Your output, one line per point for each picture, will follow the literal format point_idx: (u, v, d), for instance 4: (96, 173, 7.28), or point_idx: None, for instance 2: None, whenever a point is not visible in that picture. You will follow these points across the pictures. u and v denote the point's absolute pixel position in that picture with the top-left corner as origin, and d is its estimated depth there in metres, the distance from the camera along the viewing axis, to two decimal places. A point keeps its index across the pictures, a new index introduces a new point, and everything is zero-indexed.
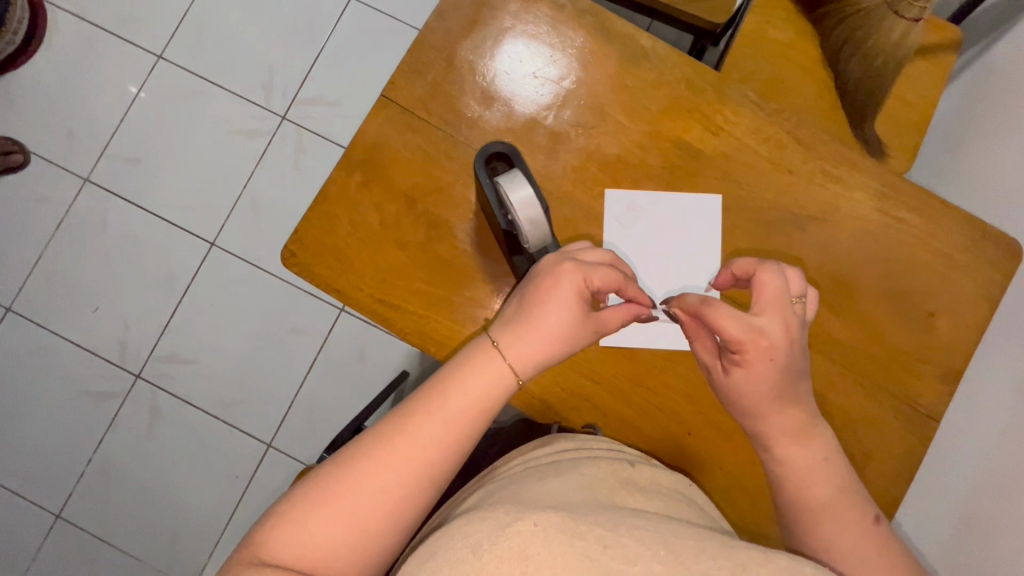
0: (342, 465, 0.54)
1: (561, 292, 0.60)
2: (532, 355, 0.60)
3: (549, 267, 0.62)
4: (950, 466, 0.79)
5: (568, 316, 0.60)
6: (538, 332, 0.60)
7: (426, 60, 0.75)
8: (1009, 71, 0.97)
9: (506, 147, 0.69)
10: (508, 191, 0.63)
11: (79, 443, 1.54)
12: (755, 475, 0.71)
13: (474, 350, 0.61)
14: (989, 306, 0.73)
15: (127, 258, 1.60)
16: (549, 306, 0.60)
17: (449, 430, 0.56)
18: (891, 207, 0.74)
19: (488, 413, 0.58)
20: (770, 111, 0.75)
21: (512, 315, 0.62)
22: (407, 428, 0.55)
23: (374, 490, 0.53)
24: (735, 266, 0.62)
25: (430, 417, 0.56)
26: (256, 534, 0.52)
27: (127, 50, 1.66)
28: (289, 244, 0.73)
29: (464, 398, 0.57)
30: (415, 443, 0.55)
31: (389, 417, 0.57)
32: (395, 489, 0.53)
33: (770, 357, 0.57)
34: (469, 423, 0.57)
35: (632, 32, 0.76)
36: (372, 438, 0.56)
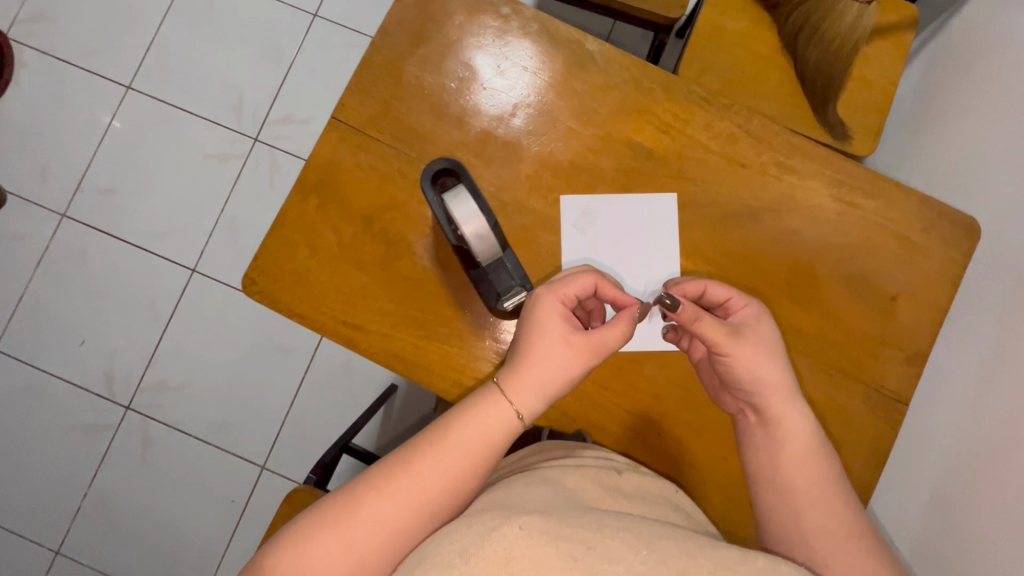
0: (346, 498, 0.54)
1: (548, 322, 0.61)
2: (540, 395, 0.59)
3: (531, 308, 0.63)
4: (925, 448, 0.78)
5: (562, 347, 0.60)
6: (539, 373, 0.60)
7: (374, 79, 0.76)
8: (967, 47, 0.96)
9: (450, 163, 0.73)
10: (454, 210, 0.69)
11: (74, 478, 1.54)
12: (729, 471, 0.71)
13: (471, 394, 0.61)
14: (951, 285, 0.73)
15: (110, 289, 1.60)
16: (541, 342, 0.61)
17: (452, 465, 0.56)
18: (848, 194, 0.74)
19: (494, 451, 0.58)
20: (719, 106, 0.75)
21: (510, 366, 0.61)
22: (412, 464, 0.56)
23: (374, 527, 0.53)
24: (680, 310, 0.61)
25: (434, 452, 0.56)
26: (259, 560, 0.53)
27: (96, 82, 1.67)
28: (250, 272, 0.73)
29: (468, 434, 0.57)
30: (418, 479, 0.55)
31: (395, 452, 0.58)
32: (398, 527, 0.53)
33: (763, 338, 0.63)
34: (473, 458, 0.57)
35: (577, 36, 0.76)
36: (377, 472, 0.56)
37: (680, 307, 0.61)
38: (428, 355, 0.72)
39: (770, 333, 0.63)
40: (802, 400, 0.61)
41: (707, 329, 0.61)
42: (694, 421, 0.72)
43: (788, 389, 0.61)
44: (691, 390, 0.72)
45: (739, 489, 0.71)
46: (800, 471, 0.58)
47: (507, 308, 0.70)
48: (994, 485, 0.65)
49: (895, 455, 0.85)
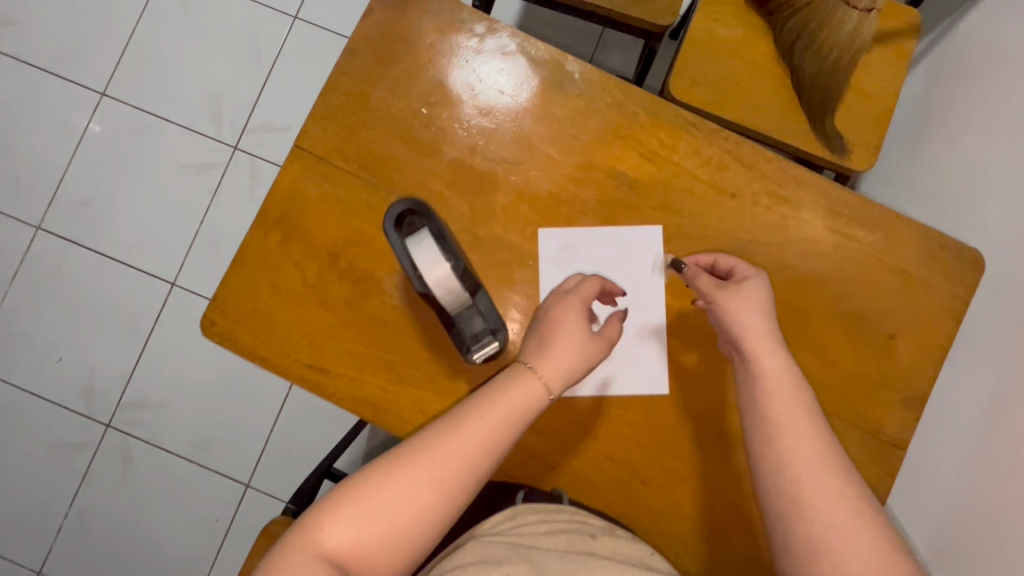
0: (391, 464, 0.57)
1: (562, 313, 0.64)
2: (564, 372, 0.62)
3: (554, 293, 0.67)
4: (927, 488, 0.75)
5: (583, 329, 0.64)
6: (563, 349, 0.63)
7: (339, 103, 0.71)
8: (971, 56, 0.91)
9: (412, 202, 0.64)
10: (417, 256, 0.61)
11: (54, 498, 1.51)
12: (717, 520, 0.67)
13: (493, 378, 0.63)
14: (954, 322, 0.68)
15: (88, 304, 1.56)
16: (564, 323, 0.64)
17: (483, 442, 0.58)
18: (844, 225, 0.70)
19: (521, 424, 0.60)
20: (708, 130, 0.70)
21: (533, 346, 0.64)
22: (454, 435, 0.58)
23: (417, 495, 0.56)
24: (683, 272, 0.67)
25: (466, 425, 0.59)
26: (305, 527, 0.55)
27: (69, 89, 1.61)
28: (209, 312, 0.69)
29: (503, 407, 0.60)
30: (460, 450, 0.58)
31: (438, 422, 0.60)
32: (439, 495, 0.56)
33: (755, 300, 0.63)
34: (508, 431, 0.60)
35: (556, 56, 0.71)
36: (421, 441, 0.58)
37: (688, 268, 0.67)
38: (398, 401, 0.68)
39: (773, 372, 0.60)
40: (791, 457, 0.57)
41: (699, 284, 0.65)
42: (680, 468, 0.68)
43: (777, 446, 0.57)
44: (676, 436, 0.68)
45: (727, 540, 0.67)
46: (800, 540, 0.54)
47: (476, 360, 0.64)
48: (994, 540, 0.62)
49: (895, 493, 0.81)
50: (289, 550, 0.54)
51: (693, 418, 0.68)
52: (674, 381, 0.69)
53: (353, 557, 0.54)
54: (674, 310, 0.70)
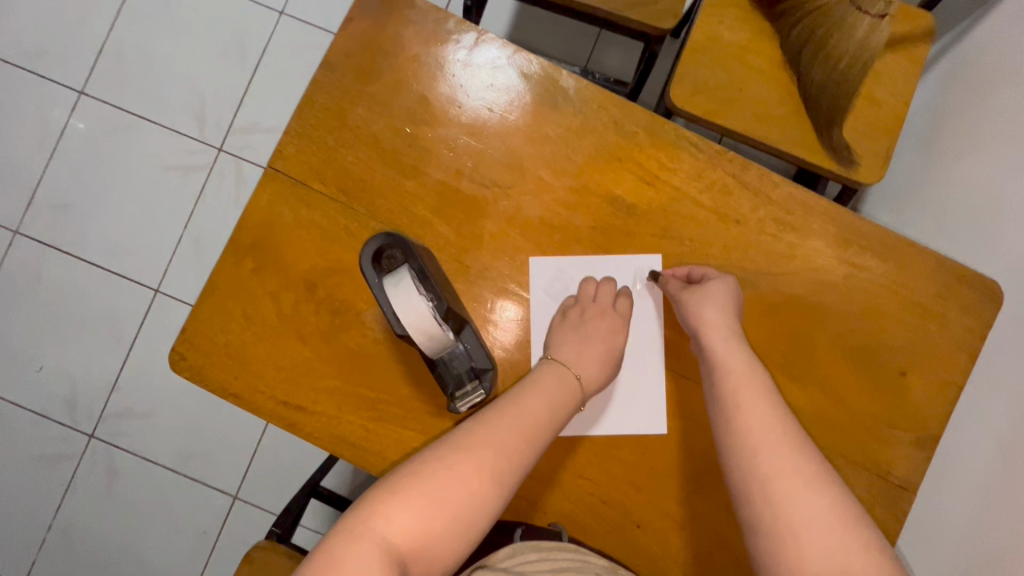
0: (453, 452, 0.54)
1: (591, 314, 0.65)
2: (606, 374, 0.64)
3: (590, 291, 0.65)
4: (935, 531, 0.69)
5: (622, 332, 0.65)
6: (604, 350, 0.64)
7: (316, 121, 0.66)
8: (987, 64, 0.85)
9: (382, 237, 0.59)
10: (394, 300, 0.57)
11: (37, 510, 1.47)
12: (716, 565, 0.64)
13: (526, 374, 0.62)
14: (968, 358, 0.65)
15: (69, 310, 1.51)
16: (604, 324, 0.64)
17: (528, 430, 0.57)
18: (853, 254, 0.66)
19: (561, 412, 0.59)
20: (712, 152, 0.66)
21: (570, 346, 0.63)
22: (515, 426, 0.57)
23: (479, 485, 0.53)
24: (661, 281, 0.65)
25: (509, 414, 0.57)
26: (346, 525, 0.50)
27: (45, 87, 1.54)
28: (177, 346, 0.64)
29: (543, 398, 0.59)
30: (507, 439, 0.56)
31: (477, 415, 0.58)
32: (502, 486, 0.54)
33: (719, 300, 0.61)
34: (551, 420, 0.59)
35: (549, 70, 0.66)
36: (481, 430, 0.56)
37: (663, 278, 0.65)
38: (379, 440, 0.64)
39: (771, 418, 0.56)
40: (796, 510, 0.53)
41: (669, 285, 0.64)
42: (678, 511, 0.65)
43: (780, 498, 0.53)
44: (674, 478, 0.65)
45: None
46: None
47: (461, 409, 0.61)
48: None
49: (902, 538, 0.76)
50: (344, 543, 0.49)
51: (692, 460, 0.65)
52: (672, 420, 0.65)
53: (414, 551, 0.50)
54: (673, 344, 0.67)
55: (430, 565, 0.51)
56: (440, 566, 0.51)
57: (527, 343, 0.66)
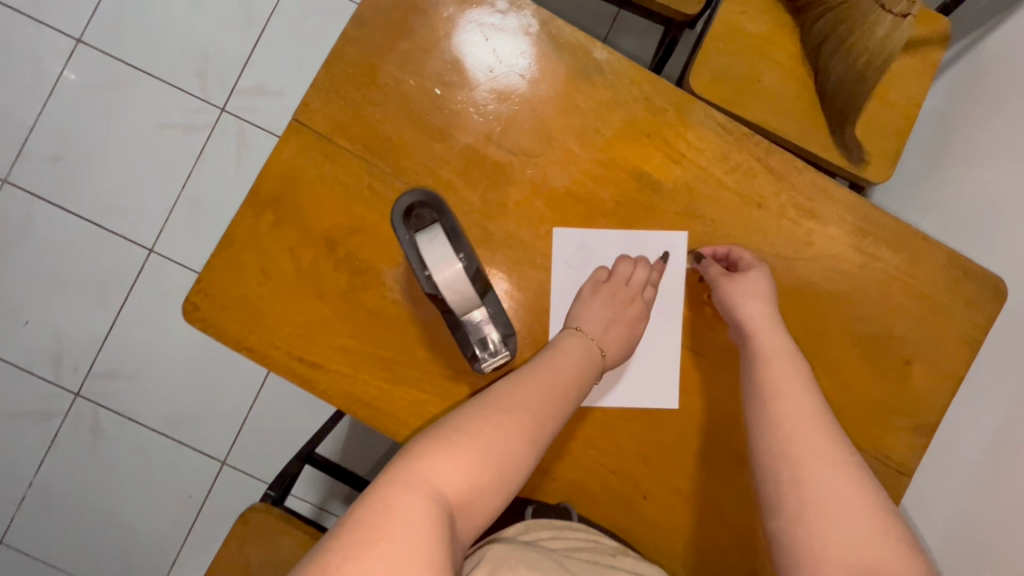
0: (498, 413, 0.55)
1: (622, 295, 0.65)
2: (627, 352, 0.65)
3: (624, 270, 0.66)
4: (931, 515, 0.72)
5: (646, 313, 0.66)
6: (626, 332, 0.65)
7: (344, 76, 0.65)
8: (1001, 69, 0.87)
9: (417, 196, 0.63)
10: (427, 253, 0.60)
11: (18, 467, 1.44)
12: (717, 539, 0.66)
13: (552, 341, 0.64)
14: (970, 351, 0.67)
15: (59, 265, 1.47)
16: (634, 306, 0.65)
17: (562, 393, 0.59)
18: (868, 243, 0.67)
19: (588, 376, 0.61)
20: (739, 134, 0.66)
21: (598, 321, 0.64)
22: (551, 389, 0.58)
23: (519, 441, 0.55)
24: (708, 267, 0.65)
25: (545, 377, 0.59)
26: (393, 477, 0.50)
27: (42, 33, 1.48)
28: (191, 296, 0.63)
29: (572, 362, 0.61)
30: (544, 399, 0.57)
31: (509, 377, 0.59)
32: (539, 449, 0.56)
33: (762, 291, 0.63)
34: (581, 383, 0.61)
35: (583, 41, 0.66)
36: (517, 392, 0.57)
37: (705, 261, 0.66)
38: (394, 401, 0.64)
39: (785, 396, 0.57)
40: None
41: (711, 268, 0.65)
42: (684, 484, 0.66)
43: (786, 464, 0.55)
44: (682, 452, 0.66)
45: (725, 561, 0.66)
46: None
47: (485, 369, 0.62)
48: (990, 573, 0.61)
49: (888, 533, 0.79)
50: (395, 490, 0.49)
51: (700, 436, 0.66)
52: (682, 395, 0.67)
53: (458, 504, 0.51)
54: (689, 322, 0.68)
55: (473, 517, 0.51)
56: (481, 519, 0.52)
57: (545, 312, 0.66)
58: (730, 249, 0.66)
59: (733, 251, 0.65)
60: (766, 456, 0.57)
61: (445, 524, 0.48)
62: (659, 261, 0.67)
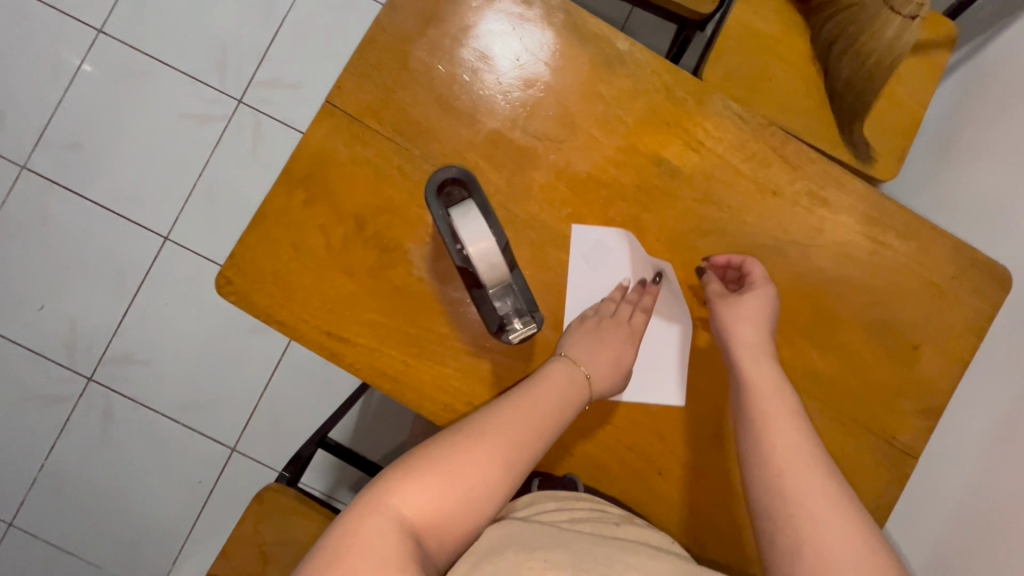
0: (471, 441, 0.56)
1: (608, 324, 0.66)
2: (617, 380, 0.66)
3: (609, 306, 0.68)
4: (938, 498, 0.75)
5: (634, 342, 0.67)
6: (614, 357, 0.65)
7: (377, 61, 0.67)
8: (1008, 71, 0.89)
9: (460, 171, 0.66)
10: (461, 227, 0.62)
11: (29, 451, 1.44)
12: (729, 516, 0.68)
13: (536, 369, 0.64)
14: (975, 337, 0.69)
15: (74, 250, 1.47)
16: (620, 333, 0.66)
17: (539, 422, 0.59)
18: (879, 232, 0.69)
19: (570, 404, 0.62)
20: (755, 125, 0.69)
21: (585, 347, 0.65)
22: (527, 417, 0.59)
23: (491, 469, 0.55)
24: (709, 282, 0.67)
25: (522, 405, 0.59)
26: (360, 503, 0.51)
27: (63, 22, 1.50)
28: (225, 270, 0.65)
29: (554, 390, 0.61)
30: (519, 428, 0.58)
31: (488, 405, 0.60)
32: (513, 473, 0.56)
33: (755, 317, 0.64)
34: (562, 411, 0.61)
35: (607, 32, 0.69)
36: (494, 420, 0.58)
37: (708, 275, 0.68)
38: (418, 376, 0.66)
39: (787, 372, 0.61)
40: (817, 459, 0.57)
41: (713, 286, 0.67)
42: (697, 462, 0.68)
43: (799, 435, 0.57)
44: (695, 430, 0.68)
45: (737, 536, 0.68)
46: (828, 550, 0.52)
47: (513, 340, 0.64)
48: (996, 550, 0.64)
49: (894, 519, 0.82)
50: (361, 516, 0.50)
51: (713, 415, 0.68)
52: (696, 375, 0.69)
53: (425, 532, 0.51)
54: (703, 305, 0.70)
55: (441, 546, 0.52)
56: (451, 546, 0.53)
57: (565, 294, 0.68)
58: (742, 262, 0.67)
59: (749, 263, 0.67)
60: (780, 432, 0.59)
61: (407, 552, 0.49)
62: (654, 280, 0.69)
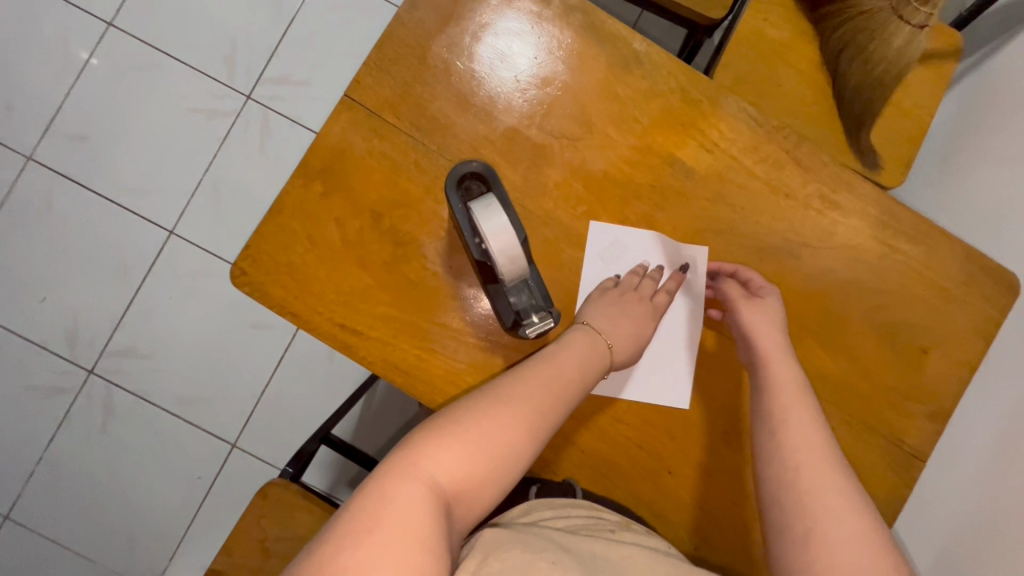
0: (497, 405, 0.56)
1: (631, 297, 0.67)
2: (634, 352, 0.66)
3: (633, 279, 0.68)
4: (943, 501, 0.75)
5: (655, 318, 0.67)
6: (634, 330, 0.66)
7: (396, 56, 0.67)
8: (1014, 81, 0.89)
9: (481, 166, 0.65)
10: (480, 220, 0.60)
11: (28, 442, 1.44)
12: (738, 515, 0.68)
13: (557, 337, 0.65)
14: (983, 342, 0.70)
15: (79, 242, 1.47)
16: (642, 306, 0.67)
17: (562, 388, 0.60)
18: (889, 236, 0.70)
19: (592, 372, 0.62)
20: (769, 128, 0.70)
21: (606, 317, 0.65)
22: (552, 383, 0.59)
23: (517, 433, 0.56)
24: (724, 288, 0.68)
25: (545, 371, 0.60)
26: (391, 465, 0.52)
27: (73, 14, 1.50)
28: (239, 261, 0.65)
29: (576, 358, 0.62)
30: (544, 393, 0.59)
31: (511, 371, 0.61)
32: (538, 441, 0.57)
33: (771, 318, 0.65)
34: (584, 378, 0.62)
35: (624, 32, 0.69)
36: (518, 385, 0.58)
37: (721, 280, 0.69)
38: (430, 370, 0.66)
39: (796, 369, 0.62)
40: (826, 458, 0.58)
41: (727, 289, 0.68)
42: (707, 461, 0.68)
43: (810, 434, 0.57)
44: (705, 429, 0.68)
45: (745, 535, 0.68)
46: (842, 548, 0.52)
47: (529, 335, 0.64)
48: (1001, 553, 0.64)
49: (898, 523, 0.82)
50: (392, 477, 0.50)
51: (724, 414, 0.69)
52: (708, 373, 0.69)
53: (455, 493, 0.52)
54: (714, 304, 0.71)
55: (470, 507, 0.53)
56: (479, 507, 0.54)
57: (578, 291, 0.69)
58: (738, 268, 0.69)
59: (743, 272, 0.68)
60: (791, 431, 0.59)
61: (440, 511, 0.49)
62: (681, 270, 0.69)
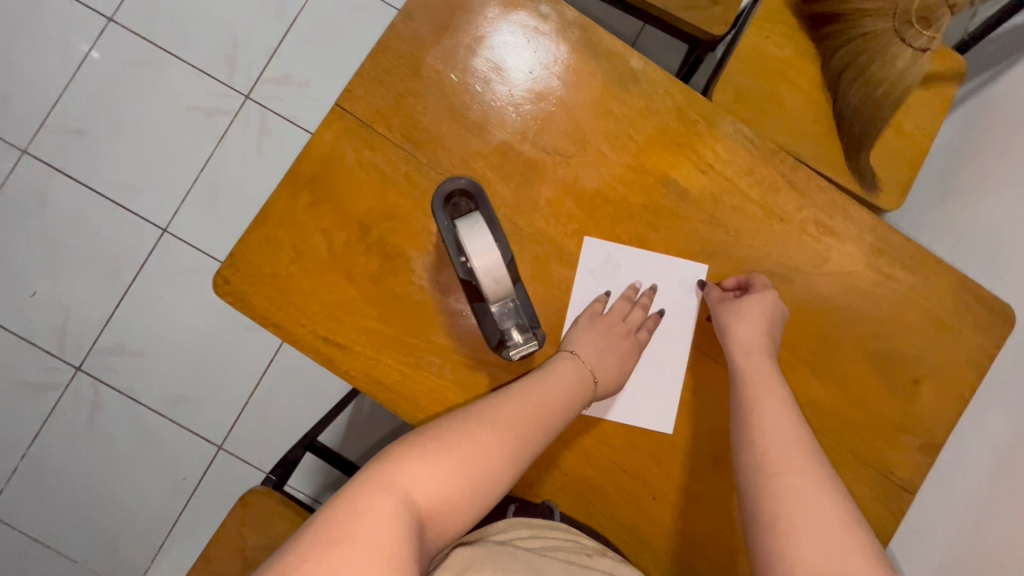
0: (480, 426, 0.56)
1: (617, 328, 0.66)
2: (616, 382, 0.66)
3: (621, 309, 0.67)
4: (934, 534, 0.74)
5: (635, 355, 0.67)
6: (618, 363, 0.66)
7: (389, 67, 0.66)
8: (1015, 108, 0.89)
9: (469, 183, 0.64)
10: (467, 240, 0.60)
11: (13, 437, 1.42)
12: (722, 544, 0.66)
13: (544, 361, 0.65)
14: (977, 373, 0.69)
15: (71, 237, 1.46)
16: (626, 341, 0.66)
17: (547, 412, 0.59)
18: (884, 263, 0.69)
19: (576, 398, 0.62)
20: (765, 150, 0.69)
21: (592, 346, 0.65)
22: (536, 407, 0.59)
23: (497, 456, 0.55)
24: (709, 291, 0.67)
25: (531, 394, 0.60)
26: (366, 477, 0.50)
27: (73, 7, 1.49)
28: (223, 269, 0.64)
29: (561, 382, 0.62)
30: (527, 417, 0.58)
31: (496, 392, 0.60)
32: (517, 466, 0.56)
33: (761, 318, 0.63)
34: (568, 403, 0.61)
35: (621, 49, 0.68)
36: (502, 407, 0.58)
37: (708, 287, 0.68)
38: (413, 386, 0.65)
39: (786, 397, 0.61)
40: None
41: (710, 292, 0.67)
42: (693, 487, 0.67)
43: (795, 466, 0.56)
44: (692, 454, 0.67)
45: (729, 564, 0.67)
46: None
47: (513, 356, 0.63)
48: None
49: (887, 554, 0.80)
50: (366, 490, 0.49)
51: (712, 439, 0.68)
52: (696, 398, 0.68)
53: (429, 512, 0.51)
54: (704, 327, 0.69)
55: (442, 529, 0.52)
56: (452, 530, 0.52)
57: (567, 310, 0.68)
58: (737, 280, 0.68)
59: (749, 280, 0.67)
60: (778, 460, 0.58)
61: (412, 529, 0.48)
62: (659, 315, 0.69)
